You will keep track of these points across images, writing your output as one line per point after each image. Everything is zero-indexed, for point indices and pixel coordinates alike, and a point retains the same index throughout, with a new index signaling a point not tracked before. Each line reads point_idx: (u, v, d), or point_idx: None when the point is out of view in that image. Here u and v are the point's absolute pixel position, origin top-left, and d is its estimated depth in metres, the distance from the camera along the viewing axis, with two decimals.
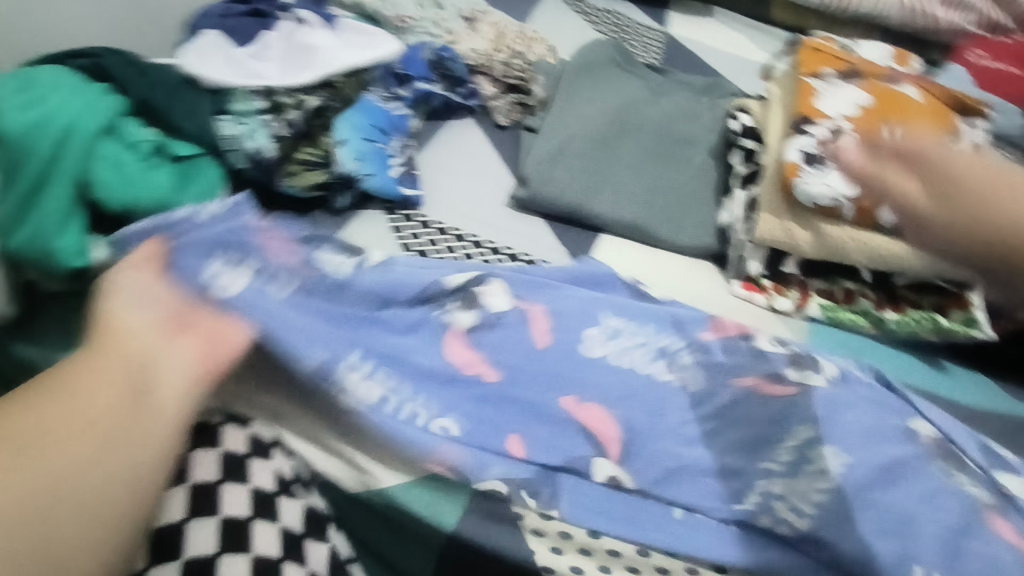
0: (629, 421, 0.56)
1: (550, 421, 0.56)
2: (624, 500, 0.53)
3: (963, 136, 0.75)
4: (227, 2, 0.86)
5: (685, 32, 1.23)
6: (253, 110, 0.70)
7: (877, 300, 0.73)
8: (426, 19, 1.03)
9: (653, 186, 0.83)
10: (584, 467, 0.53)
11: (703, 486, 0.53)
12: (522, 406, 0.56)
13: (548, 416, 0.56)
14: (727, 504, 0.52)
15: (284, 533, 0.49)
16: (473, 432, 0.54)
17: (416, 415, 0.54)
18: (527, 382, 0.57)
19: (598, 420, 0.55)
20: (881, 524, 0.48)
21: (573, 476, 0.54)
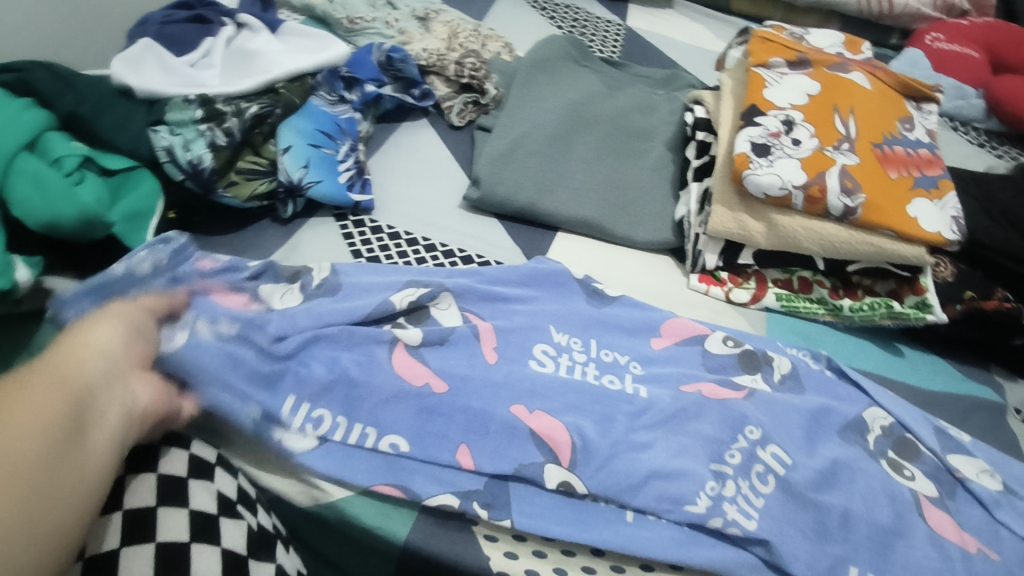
0: (583, 429, 0.54)
1: (501, 430, 0.54)
2: (574, 509, 0.52)
3: (911, 122, 0.75)
4: (167, 9, 0.83)
5: (644, 24, 1.22)
6: (190, 118, 0.67)
7: (833, 288, 0.73)
8: (378, 20, 1.01)
9: (609, 181, 0.82)
10: (536, 475, 0.52)
11: (658, 489, 0.52)
12: (475, 416, 0.54)
13: (498, 425, 0.54)
14: (680, 505, 0.51)
15: (227, 556, 0.46)
16: (421, 447, 0.53)
17: (363, 439, 0.53)
18: (479, 394, 0.56)
19: (550, 428, 0.54)
20: (807, 523, 0.51)
21: (522, 484, 0.53)
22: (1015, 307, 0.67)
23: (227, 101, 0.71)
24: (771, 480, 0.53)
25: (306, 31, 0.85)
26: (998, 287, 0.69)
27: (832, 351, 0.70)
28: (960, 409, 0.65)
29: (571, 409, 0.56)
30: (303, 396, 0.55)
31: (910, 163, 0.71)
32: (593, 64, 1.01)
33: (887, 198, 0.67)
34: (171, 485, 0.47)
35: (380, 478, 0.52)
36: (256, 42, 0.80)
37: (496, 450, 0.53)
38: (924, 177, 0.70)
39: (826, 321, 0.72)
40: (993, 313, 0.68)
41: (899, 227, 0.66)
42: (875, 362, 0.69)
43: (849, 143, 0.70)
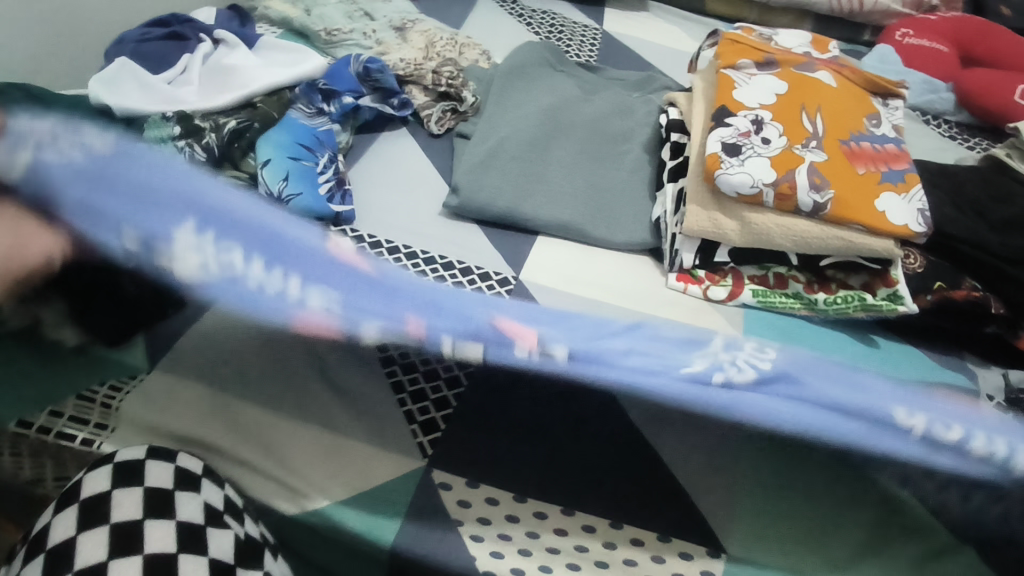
0: (577, 332, 0.49)
1: (479, 329, 0.47)
2: (530, 356, 0.47)
3: (878, 118, 0.77)
4: (144, 27, 0.84)
5: (620, 28, 1.24)
6: (168, 135, 0.68)
7: (808, 282, 0.74)
8: (356, 31, 1.02)
9: (587, 184, 0.84)
10: (503, 354, 0.47)
11: (635, 359, 0.48)
12: (439, 309, 0.48)
13: (479, 325, 0.47)
14: (650, 375, 0.47)
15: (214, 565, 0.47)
16: (352, 299, 0.47)
17: (286, 288, 0.47)
18: (426, 291, 0.49)
19: (520, 328, 0.47)
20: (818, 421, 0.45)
21: (487, 368, 0.46)
22: (983, 296, 0.69)
23: (204, 118, 0.72)
24: (745, 397, 0.47)
25: (282, 45, 0.87)
26: (966, 276, 0.71)
27: (811, 343, 0.69)
28: None
29: (552, 318, 0.51)
30: (240, 236, 0.47)
31: (877, 158, 0.72)
32: (569, 69, 1.03)
33: (856, 193, 0.69)
34: (156, 497, 0.48)
35: (319, 315, 0.48)
36: (233, 57, 0.81)
37: (463, 319, 0.47)
38: (891, 171, 0.72)
39: (802, 315, 0.73)
40: (963, 302, 0.70)
41: (867, 221, 0.67)
42: (853, 355, 0.67)
43: (817, 140, 0.71)
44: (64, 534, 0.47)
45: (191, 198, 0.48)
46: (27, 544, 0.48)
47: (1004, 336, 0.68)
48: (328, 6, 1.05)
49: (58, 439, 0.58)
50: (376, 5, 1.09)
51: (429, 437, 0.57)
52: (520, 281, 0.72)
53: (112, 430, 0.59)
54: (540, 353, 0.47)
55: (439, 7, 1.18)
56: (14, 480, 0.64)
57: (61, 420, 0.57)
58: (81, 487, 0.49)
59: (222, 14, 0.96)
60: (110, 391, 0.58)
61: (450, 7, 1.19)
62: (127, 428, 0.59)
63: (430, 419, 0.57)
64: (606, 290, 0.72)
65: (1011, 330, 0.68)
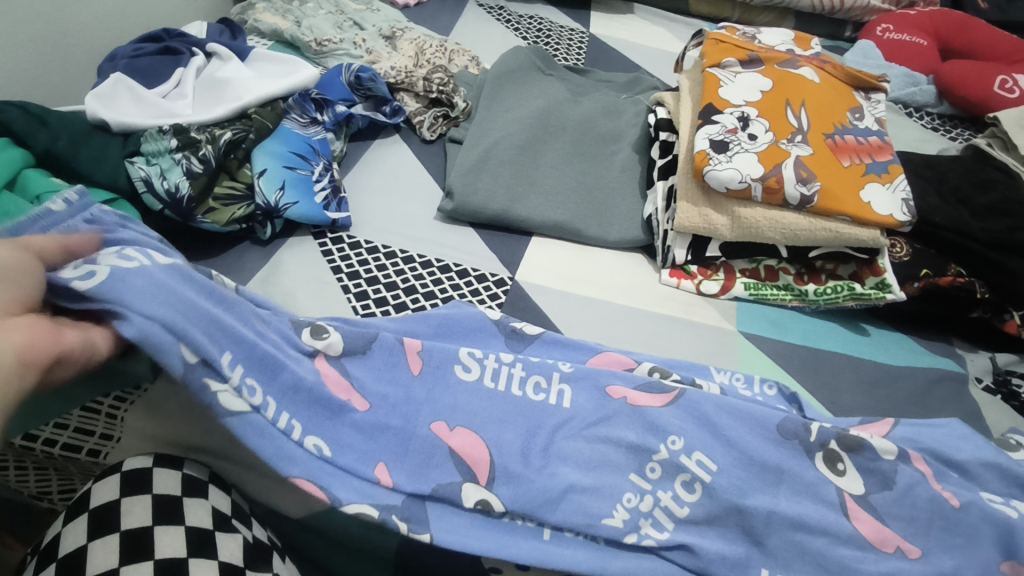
0: (503, 441, 0.53)
1: (420, 450, 0.52)
2: (491, 527, 0.50)
3: (861, 111, 0.78)
4: (136, 42, 0.85)
5: (607, 31, 1.26)
6: (166, 149, 0.69)
7: (798, 274, 0.76)
8: (345, 41, 1.03)
9: (579, 184, 0.85)
10: (453, 494, 0.50)
11: (576, 504, 0.51)
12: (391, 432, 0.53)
13: (418, 447, 0.52)
14: (599, 520, 0.50)
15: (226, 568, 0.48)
16: (341, 453, 0.51)
17: (290, 431, 0.50)
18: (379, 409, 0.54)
19: (470, 447, 0.53)
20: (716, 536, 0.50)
21: (439, 503, 0.51)
22: (969, 282, 0.70)
23: (200, 129, 0.72)
24: (698, 488, 0.52)
25: (274, 57, 0.88)
26: (950, 262, 0.72)
27: (801, 334, 0.73)
28: (925, 381, 0.68)
29: (495, 423, 0.55)
30: (241, 359, 0.49)
31: (861, 150, 0.74)
32: (557, 73, 1.04)
33: (842, 185, 0.70)
34: (165, 504, 0.49)
35: (302, 474, 0.49)
36: (225, 70, 0.82)
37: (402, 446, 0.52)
38: (876, 163, 0.73)
39: (793, 306, 0.75)
40: (948, 287, 0.71)
41: (854, 212, 0.69)
42: (843, 342, 0.72)
43: (802, 135, 0.73)
44: (75, 543, 0.47)
45: (218, 321, 0.48)
46: (37, 556, 0.48)
47: (991, 320, 0.72)
48: (317, 17, 1.06)
49: (64, 452, 0.56)
50: (365, 14, 1.10)
51: None
52: (516, 281, 0.74)
53: (120, 439, 0.57)
54: (483, 509, 0.50)
55: (427, 14, 1.20)
56: (18, 495, 0.64)
57: (66, 432, 0.56)
58: (91, 497, 0.49)
59: (213, 27, 0.97)
60: (116, 400, 0.57)
61: (438, 14, 1.20)
62: (135, 437, 0.56)
63: None
64: (606, 288, 0.75)
65: (997, 314, 0.72)
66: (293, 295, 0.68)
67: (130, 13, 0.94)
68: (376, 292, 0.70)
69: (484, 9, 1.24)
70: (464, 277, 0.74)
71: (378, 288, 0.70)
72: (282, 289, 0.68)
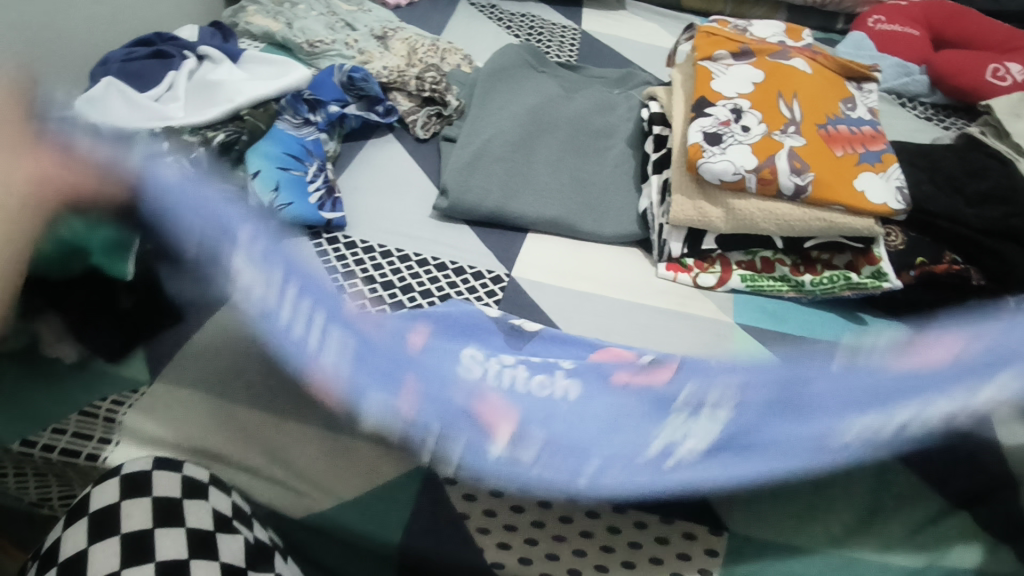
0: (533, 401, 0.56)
1: (455, 406, 0.55)
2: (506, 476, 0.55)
3: (852, 101, 0.79)
4: (128, 46, 0.85)
5: (599, 27, 1.26)
6: (159, 152, 0.68)
7: (794, 265, 0.76)
8: (338, 42, 1.03)
9: (574, 180, 0.85)
10: (479, 443, 0.55)
11: (603, 450, 0.54)
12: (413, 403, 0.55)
13: (449, 400, 0.55)
14: (621, 453, 0.54)
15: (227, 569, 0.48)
16: (363, 367, 0.55)
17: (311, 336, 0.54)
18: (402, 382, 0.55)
19: (501, 409, 0.55)
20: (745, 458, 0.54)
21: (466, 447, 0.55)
22: (964, 268, 0.71)
23: (193, 133, 0.72)
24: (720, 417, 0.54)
25: (265, 58, 0.88)
26: (945, 250, 0.72)
27: (799, 324, 0.72)
28: None
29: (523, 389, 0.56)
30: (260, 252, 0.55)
31: (854, 140, 0.74)
32: (550, 69, 1.04)
33: (835, 175, 0.70)
34: (165, 507, 0.49)
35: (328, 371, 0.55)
36: (217, 72, 0.82)
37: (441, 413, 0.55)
38: (868, 152, 0.74)
39: (790, 297, 0.75)
40: (945, 275, 0.72)
41: (847, 202, 0.69)
42: (842, 332, 0.72)
43: (795, 125, 0.73)
44: (76, 546, 0.47)
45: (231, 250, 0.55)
46: (38, 561, 0.48)
47: (992, 304, 0.72)
48: (309, 19, 1.06)
49: (61, 457, 0.57)
50: (357, 15, 1.10)
51: None
52: (513, 277, 0.74)
53: (117, 442, 0.58)
54: (509, 454, 0.54)
55: (419, 14, 1.20)
56: (18, 502, 0.64)
57: (63, 437, 0.57)
58: (91, 500, 0.49)
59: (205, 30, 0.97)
60: (112, 404, 0.59)
61: (430, 13, 1.20)
62: (133, 439, 0.58)
63: None
64: (604, 282, 0.75)
65: (997, 298, 0.71)
66: None
67: (121, 18, 0.94)
68: (373, 292, 0.69)
69: (476, 8, 1.24)
70: (461, 276, 0.74)
71: (374, 287, 0.70)
72: None
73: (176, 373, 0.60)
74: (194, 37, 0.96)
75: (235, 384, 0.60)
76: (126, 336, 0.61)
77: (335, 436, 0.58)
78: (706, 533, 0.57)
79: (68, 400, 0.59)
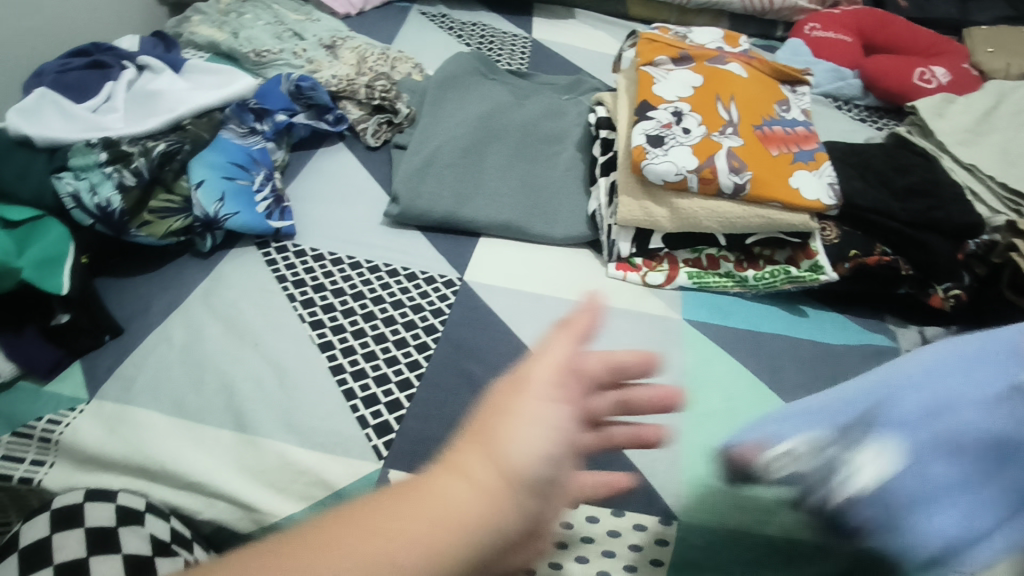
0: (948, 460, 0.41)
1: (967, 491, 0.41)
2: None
3: (787, 104, 0.82)
4: (63, 57, 0.82)
5: (548, 36, 1.30)
6: (95, 163, 0.67)
7: (737, 261, 0.78)
8: (285, 51, 1.05)
9: (523, 184, 0.86)
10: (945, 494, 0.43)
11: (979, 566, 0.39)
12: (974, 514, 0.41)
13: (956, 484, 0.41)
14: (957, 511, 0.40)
15: (128, 559, 0.47)
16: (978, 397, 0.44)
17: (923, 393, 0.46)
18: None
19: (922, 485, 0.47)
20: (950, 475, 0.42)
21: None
22: (893, 259, 0.74)
23: (132, 143, 0.70)
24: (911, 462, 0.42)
25: (211, 69, 0.87)
26: (876, 243, 0.75)
27: (743, 317, 0.75)
28: (862, 356, 0.70)
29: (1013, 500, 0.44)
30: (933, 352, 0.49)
31: (789, 140, 0.78)
32: (500, 77, 1.06)
33: (772, 174, 0.73)
34: (65, 512, 0.49)
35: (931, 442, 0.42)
36: (158, 83, 0.80)
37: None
38: (802, 152, 0.77)
39: (735, 292, 0.77)
40: (875, 266, 0.74)
41: (784, 198, 0.72)
42: (783, 324, 0.74)
43: (733, 127, 0.76)
44: None
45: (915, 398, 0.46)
46: None
47: (918, 295, 0.75)
48: (256, 29, 1.09)
49: None
50: (305, 25, 1.13)
51: (383, 439, 0.57)
52: (465, 282, 0.74)
53: (53, 464, 0.54)
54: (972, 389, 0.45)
55: (368, 24, 1.22)
56: None
57: None
58: (22, 536, 0.48)
59: (146, 40, 0.97)
60: (49, 423, 0.55)
61: (379, 24, 1.23)
62: (71, 459, 0.55)
63: (382, 421, 0.59)
64: None
65: (923, 289, 0.74)
66: (235, 308, 0.66)
67: (53, 31, 0.93)
68: (323, 299, 0.69)
69: (426, 17, 1.28)
70: (392, 275, 0.73)
71: (324, 294, 0.69)
72: (226, 303, 0.66)
73: (114, 389, 0.58)
74: (134, 47, 0.95)
75: (175, 391, 0.58)
76: (63, 352, 0.59)
77: (285, 445, 0.56)
78: (656, 524, 0.56)
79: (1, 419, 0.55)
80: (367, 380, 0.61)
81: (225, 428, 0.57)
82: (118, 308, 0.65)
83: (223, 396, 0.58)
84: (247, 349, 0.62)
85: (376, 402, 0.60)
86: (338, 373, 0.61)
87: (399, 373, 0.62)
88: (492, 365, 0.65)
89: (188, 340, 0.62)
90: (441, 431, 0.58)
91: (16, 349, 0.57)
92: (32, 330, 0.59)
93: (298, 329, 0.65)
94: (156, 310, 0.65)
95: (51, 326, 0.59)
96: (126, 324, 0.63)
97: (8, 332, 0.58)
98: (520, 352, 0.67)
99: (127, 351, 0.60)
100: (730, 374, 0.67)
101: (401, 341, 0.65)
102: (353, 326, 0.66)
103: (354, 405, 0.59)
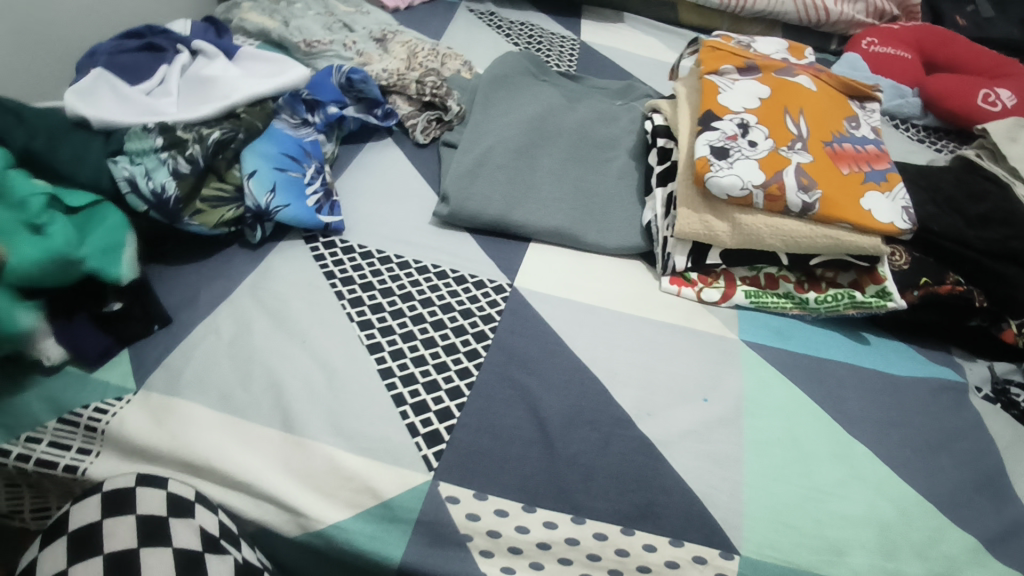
0: None
1: None
2: None
3: (856, 120, 0.79)
4: (118, 38, 0.81)
5: (598, 39, 1.28)
6: (151, 148, 0.65)
7: (798, 282, 0.75)
8: (335, 42, 1.03)
9: (575, 190, 0.84)
10: None
11: None
12: None
13: None
14: None
15: (179, 556, 0.47)
16: None
17: None
18: None
19: None
20: None
21: None
22: (967, 290, 0.71)
23: (187, 128, 0.69)
24: None
25: (264, 57, 0.85)
26: (950, 271, 0.72)
27: (804, 342, 0.71)
28: (929, 389, 0.67)
29: None
30: None
31: (859, 159, 0.74)
32: (551, 79, 1.04)
33: (841, 193, 0.70)
34: (116, 497, 0.49)
35: None
36: (212, 69, 0.79)
37: None
38: (873, 171, 0.74)
39: (794, 314, 0.74)
40: (947, 296, 0.70)
41: (855, 220, 0.69)
42: (845, 351, 0.71)
43: (802, 142, 0.73)
44: (55, 567, 0.45)
45: None
46: None
47: (989, 328, 0.72)
48: (306, 18, 1.08)
49: (36, 468, 0.52)
50: (355, 17, 1.12)
51: (433, 449, 0.55)
52: (515, 288, 0.72)
53: (98, 453, 0.54)
54: None
55: (417, 19, 1.21)
56: None
57: (39, 446, 0.53)
58: (72, 518, 0.48)
59: (198, 24, 0.96)
60: (95, 411, 0.54)
61: (427, 19, 1.21)
62: (116, 449, 0.54)
63: (432, 429, 0.56)
64: (662, 380, 0.64)
65: (995, 322, 0.72)
66: (282, 302, 0.64)
67: (106, 12, 0.93)
68: (371, 299, 0.67)
69: (474, 15, 1.26)
70: (441, 277, 0.71)
71: (373, 294, 0.67)
72: (273, 296, 0.65)
73: (161, 380, 0.57)
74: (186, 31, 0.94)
75: (222, 385, 0.57)
76: (112, 340, 0.57)
77: (332, 448, 0.55)
78: (716, 556, 0.53)
79: (47, 403, 0.54)
80: (417, 386, 0.59)
81: (272, 426, 0.56)
82: (166, 296, 0.63)
83: (270, 395, 0.57)
84: (294, 345, 0.61)
85: (426, 409, 0.58)
86: (388, 376, 0.59)
87: (449, 380, 0.60)
88: (546, 376, 0.62)
89: (236, 333, 0.61)
90: (493, 444, 0.56)
91: (66, 336, 0.55)
92: (83, 318, 0.57)
93: (346, 327, 0.63)
94: (204, 300, 0.63)
95: (102, 314, 0.58)
96: (174, 313, 0.62)
97: (60, 320, 0.55)
98: (573, 363, 0.64)
99: (174, 341, 0.59)
100: (789, 400, 0.64)
101: (451, 346, 0.63)
102: (402, 328, 0.64)
103: (403, 411, 0.57)
